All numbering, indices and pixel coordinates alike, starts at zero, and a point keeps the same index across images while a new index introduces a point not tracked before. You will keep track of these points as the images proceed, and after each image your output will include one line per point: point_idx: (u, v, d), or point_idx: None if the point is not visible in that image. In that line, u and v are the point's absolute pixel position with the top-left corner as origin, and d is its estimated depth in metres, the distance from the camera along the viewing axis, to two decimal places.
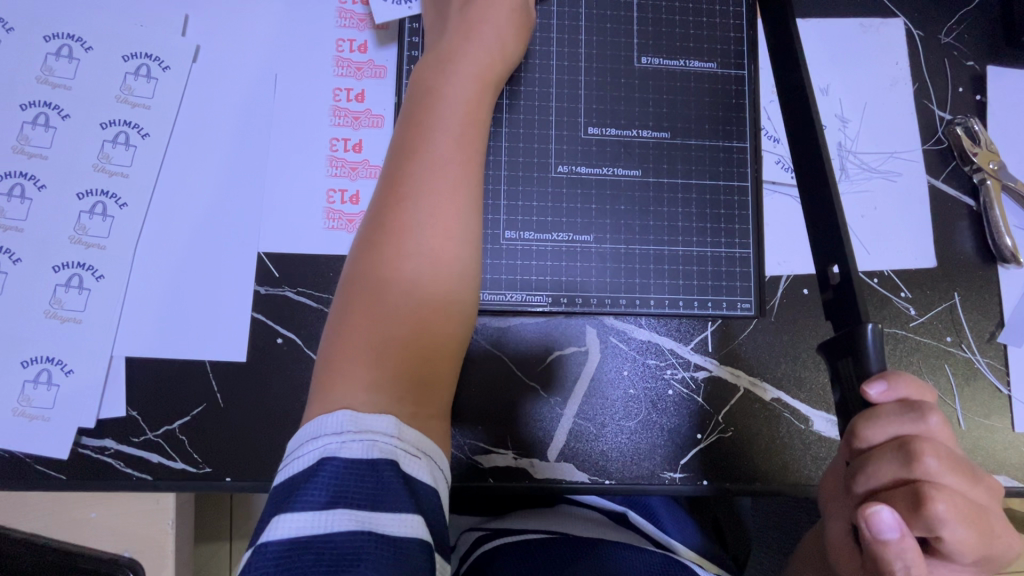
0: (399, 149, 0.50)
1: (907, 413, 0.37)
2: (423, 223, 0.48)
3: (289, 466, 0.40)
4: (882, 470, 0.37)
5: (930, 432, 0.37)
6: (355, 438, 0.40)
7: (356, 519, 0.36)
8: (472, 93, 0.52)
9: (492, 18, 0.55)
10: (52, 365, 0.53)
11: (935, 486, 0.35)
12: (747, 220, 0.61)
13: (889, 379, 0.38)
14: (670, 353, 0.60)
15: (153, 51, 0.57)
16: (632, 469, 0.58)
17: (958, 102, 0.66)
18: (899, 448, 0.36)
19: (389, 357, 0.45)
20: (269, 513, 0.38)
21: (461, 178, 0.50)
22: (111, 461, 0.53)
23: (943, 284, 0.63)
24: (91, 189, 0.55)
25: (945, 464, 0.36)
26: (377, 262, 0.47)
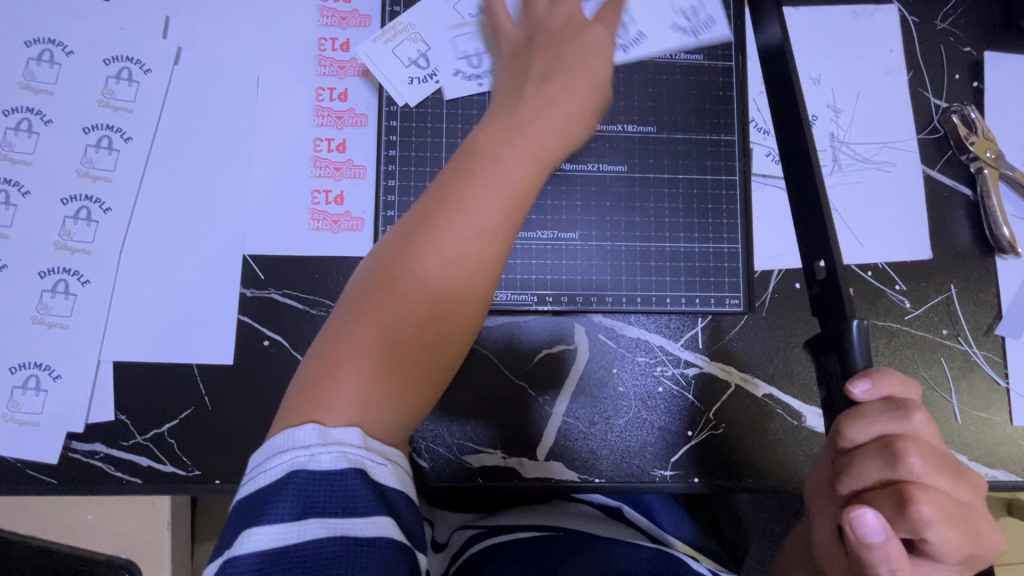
0: (444, 186, 0.42)
1: (891, 411, 0.36)
2: (452, 265, 0.41)
3: (255, 477, 0.37)
4: (866, 471, 0.36)
5: (915, 431, 0.36)
6: (324, 450, 0.36)
7: (329, 526, 0.35)
8: (535, 153, 0.43)
9: (573, 96, 0.46)
10: (40, 371, 0.54)
11: (919, 487, 0.35)
12: (736, 214, 0.60)
13: (873, 377, 0.37)
14: (660, 350, 0.59)
15: (134, 54, 0.57)
16: (622, 467, 0.58)
17: (955, 89, 0.64)
18: (884, 448, 0.36)
19: (384, 383, 0.40)
20: (238, 525, 0.36)
21: (504, 219, 0.42)
22: (101, 465, 0.54)
23: (938, 276, 0.62)
24: (75, 194, 0.55)
25: (929, 464, 0.35)
26: (396, 269, 0.41)
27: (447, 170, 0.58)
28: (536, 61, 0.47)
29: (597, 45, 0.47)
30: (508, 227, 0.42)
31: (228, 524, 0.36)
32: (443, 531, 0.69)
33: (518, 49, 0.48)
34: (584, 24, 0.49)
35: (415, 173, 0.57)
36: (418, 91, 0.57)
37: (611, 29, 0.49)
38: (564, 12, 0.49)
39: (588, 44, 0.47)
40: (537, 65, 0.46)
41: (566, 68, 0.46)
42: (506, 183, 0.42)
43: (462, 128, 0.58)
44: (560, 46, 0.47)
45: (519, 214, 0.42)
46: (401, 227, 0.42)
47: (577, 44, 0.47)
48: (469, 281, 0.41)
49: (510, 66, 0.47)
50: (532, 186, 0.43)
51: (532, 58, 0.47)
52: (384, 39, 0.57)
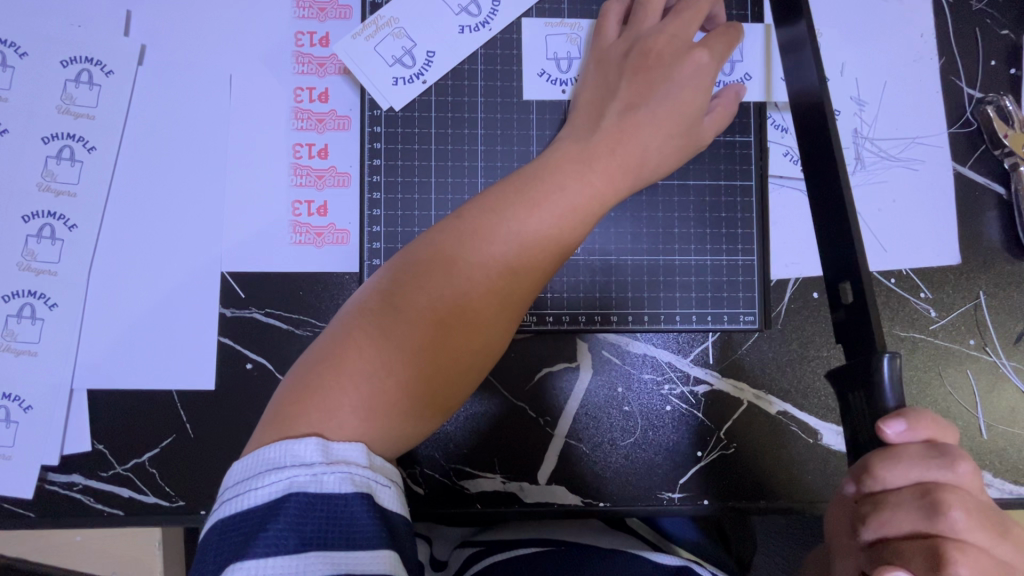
0: (497, 197, 0.43)
1: (934, 457, 0.33)
2: (485, 276, 0.40)
3: (244, 498, 0.34)
4: (901, 518, 0.33)
5: (959, 482, 0.33)
6: (328, 470, 0.34)
7: (330, 563, 0.32)
8: (596, 182, 0.44)
9: (654, 131, 0.47)
10: (10, 401, 0.51)
11: (960, 545, 0.32)
12: (751, 223, 0.55)
13: (909, 419, 0.34)
14: (668, 366, 0.56)
15: (94, 55, 0.52)
16: (627, 491, 0.55)
17: (990, 77, 0.59)
18: (924, 497, 0.33)
19: (393, 394, 0.38)
20: (220, 557, 0.33)
21: (553, 237, 0.42)
22: (79, 496, 0.51)
23: (967, 282, 0.58)
24: (37, 211, 0.51)
25: (974, 520, 0.32)
26: (433, 267, 0.41)
27: (437, 181, 0.53)
28: (626, 87, 0.48)
29: (693, 75, 0.48)
30: (550, 250, 0.42)
31: (206, 554, 0.33)
32: (442, 548, 0.67)
33: (608, 66, 0.50)
34: (688, 48, 0.49)
35: (402, 184, 0.53)
36: (404, 94, 0.52)
37: (717, 57, 0.49)
38: (670, 33, 0.50)
39: (684, 74, 0.48)
40: (625, 92, 0.48)
41: (657, 98, 0.47)
42: (562, 207, 0.42)
43: (452, 134, 0.53)
44: (653, 72, 0.48)
45: (569, 240, 0.43)
46: (449, 228, 0.42)
47: (669, 70, 0.48)
48: (502, 299, 0.41)
49: (599, 87, 0.50)
50: (590, 212, 0.43)
51: (621, 85, 0.48)
52: (365, 36, 0.52)
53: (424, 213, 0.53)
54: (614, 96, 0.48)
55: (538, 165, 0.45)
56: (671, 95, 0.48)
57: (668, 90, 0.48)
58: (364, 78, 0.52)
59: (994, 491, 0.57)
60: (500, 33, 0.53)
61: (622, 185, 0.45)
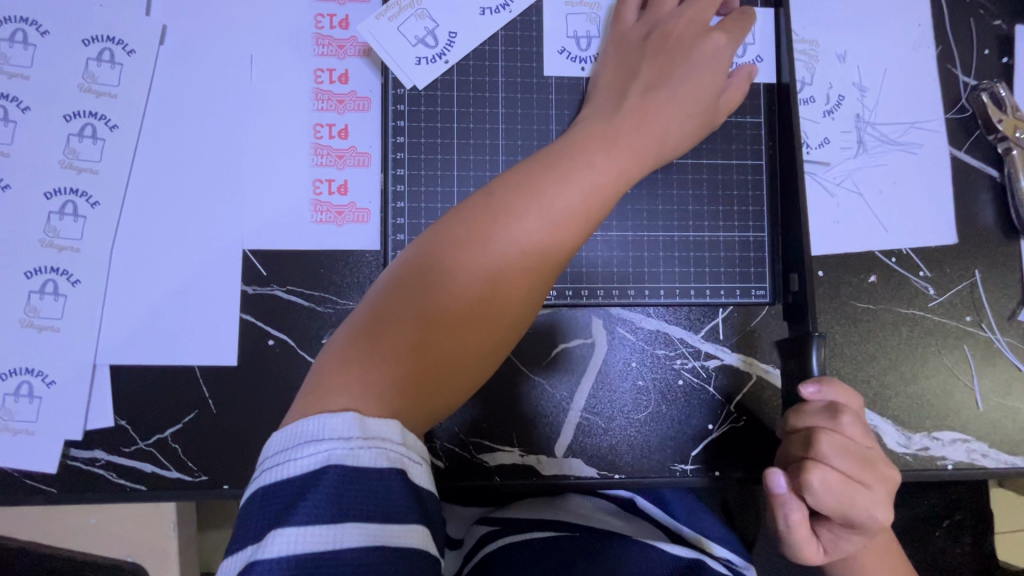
0: (526, 177, 0.44)
1: (826, 413, 0.45)
2: (516, 253, 0.41)
3: (283, 467, 0.34)
4: (799, 452, 0.44)
5: (838, 429, 0.44)
6: (364, 445, 0.34)
7: (366, 535, 0.33)
8: (621, 162, 0.45)
9: (675, 110, 0.49)
10: (33, 376, 0.51)
11: (822, 462, 0.44)
12: (761, 200, 0.57)
13: (822, 383, 0.46)
14: (680, 342, 0.57)
15: (116, 34, 0.53)
16: (641, 462, 0.56)
17: (984, 66, 0.62)
18: (806, 437, 0.45)
19: (424, 366, 0.39)
20: (262, 523, 0.33)
21: (579, 215, 0.43)
22: (102, 472, 0.51)
23: (963, 262, 0.61)
24: (60, 188, 0.52)
25: (842, 452, 0.43)
26: (462, 245, 0.42)
27: (458, 158, 0.54)
28: (647, 69, 0.50)
29: (712, 57, 0.51)
30: (579, 227, 0.43)
31: (247, 519, 0.34)
32: (457, 527, 0.68)
33: (628, 50, 0.52)
34: (707, 31, 0.51)
35: (425, 160, 0.54)
36: (426, 73, 0.54)
37: (733, 40, 0.52)
38: (688, 16, 0.52)
39: (701, 55, 0.50)
40: (646, 73, 0.50)
41: (677, 79, 0.49)
42: (590, 184, 0.44)
43: (473, 113, 0.54)
44: (674, 55, 0.50)
45: (595, 218, 0.44)
46: (479, 206, 0.43)
47: (688, 52, 0.50)
48: (533, 275, 0.42)
49: (620, 68, 0.51)
50: (614, 191, 0.44)
51: (642, 67, 0.50)
52: (388, 16, 0.53)
53: (446, 190, 0.54)
54: (636, 77, 0.50)
55: (561, 145, 0.46)
56: (689, 76, 0.50)
57: (686, 74, 0.50)
58: (384, 58, 0.53)
59: (990, 461, 0.59)
60: (519, 16, 0.55)
61: (643, 164, 0.47)
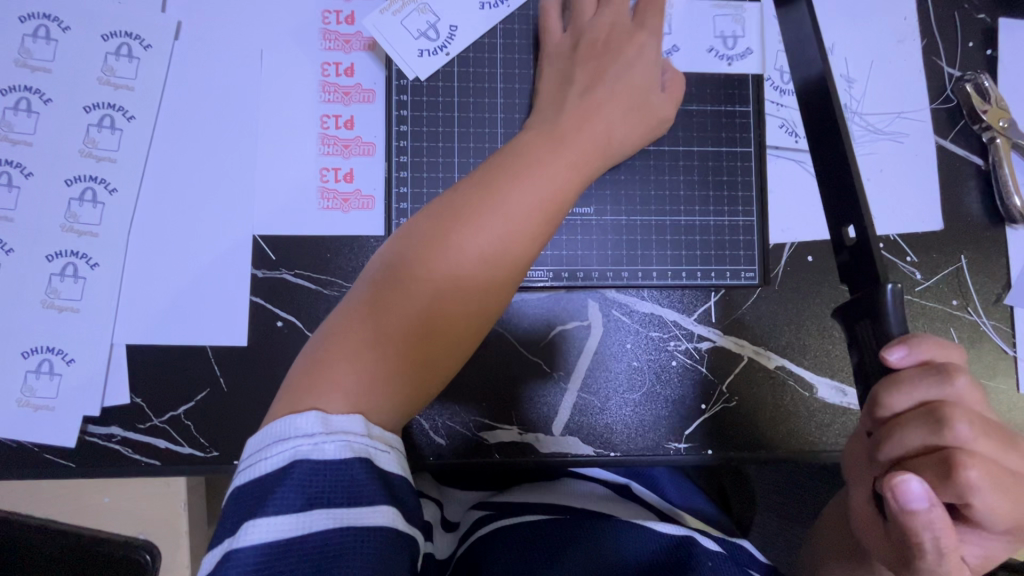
0: (479, 181, 0.47)
1: (933, 376, 0.36)
2: (470, 252, 0.44)
3: (255, 468, 0.37)
4: (909, 437, 0.36)
5: (958, 396, 0.36)
6: (327, 439, 0.37)
7: (335, 518, 0.35)
8: (570, 160, 0.49)
9: (613, 108, 0.52)
10: (53, 355, 0.53)
11: (968, 453, 0.34)
12: (751, 186, 0.59)
13: (909, 343, 0.36)
14: (674, 324, 0.59)
15: (133, 30, 0.55)
16: (637, 440, 0.58)
17: (968, 58, 0.64)
18: (931, 417, 0.35)
19: (394, 363, 0.42)
20: (239, 515, 0.36)
21: (534, 212, 0.46)
22: (118, 447, 0.53)
23: (949, 247, 0.62)
24: (79, 175, 0.54)
25: (977, 430, 0.35)
26: (419, 250, 0.44)
27: (459, 146, 0.56)
28: (580, 73, 0.53)
29: (637, 59, 0.54)
30: (534, 222, 0.46)
31: (226, 517, 0.36)
32: (454, 511, 0.70)
33: (559, 60, 0.55)
34: (630, 32, 0.55)
35: (427, 148, 0.56)
36: (429, 65, 0.56)
37: (655, 36, 0.55)
38: (608, 21, 0.55)
39: (629, 57, 0.54)
40: (581, 77, 0.53)
41: (610, 80, 0.53)
42: (540, 183, 0.47)
43: (474, 102, 0.57)
44: (603, 60, 0.54)
45: (550, 212, 0.47)
46: (432, 214, 0.46)
47: (615, 56, 0.54)
48: (490, 270, 0.45)
49: (554, 76, 0.54)
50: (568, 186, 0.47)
51: (575, 71, 0.53)
52: (392, 11, 0.56)
53: (447, 178, 0.56)
54: (570, 85, 0.53)
55: (510, 151, 0.49)
56: (620, 81, 0.53)
57: (616, 82, 0.53)
58: (388, 50, 0.55)
59: None
60: (517, 10, 0.57)
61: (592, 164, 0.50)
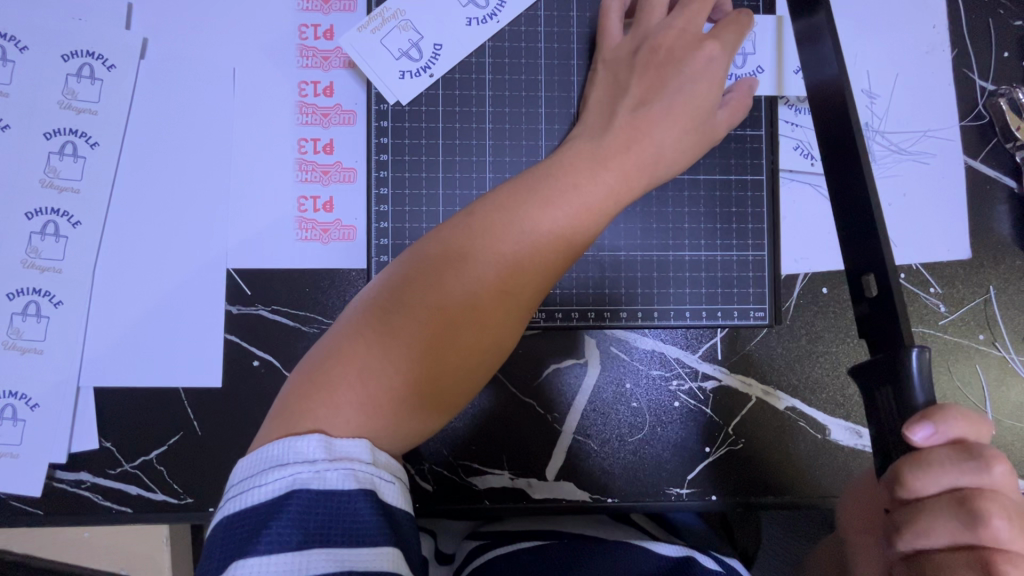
0: (510, 196, 0.42)
1: (967, 462, 0.31)
2: (498, 275, 0.40)
3: (247, 495, 0.34)
4: (939, 531, 0.32)
5: (994, 484, 0.32)
6: (330, 467, 0.34)
7: (334, 560, 0.32)
8: (612, 181, 0.44)
9: (671, 124, 0.46)
10: (16, 400, 0.50)
11: (1006, 555, 0.30)
12: (762, 217, 0.55)
13: (936, 420, 0.32)
14: (676, 362, 0.55)
15: (96, 49, 0.51)
16: (634, 487, 0.55)
17: (1003, 69, 0.58)
18: (969, 514, 0.31)
19: (399, 394, 0.38)
20: (225, 555, 0.32)
21: (564, 236, 0.41)
22: (88, 494, 0.51)
23: (977, 277, 0.58)
24: (41, 208, 0.51)
25: (1016, 527, 0.31)
26: (440, 265, 0.40)
27: (444, 176, 0.52)
28: (637, 85, 0.48)
29: (705, 70, 0.48)
30: (562, 248, 0.41)
31: (210, 551, 0.33)
32: (448, 541, 0.65)
33: (617, 67, 0.50)
34: (699, 40, 0.49)
35: (410, 178, 0.52)
36: (411, 87, 0.52)
37: (728, 49, 0.49)
38: (678, 27, 0.49)
39: (695, 67, 0.48)
40: (636, 89, 0.48)
41: (670, 94, 0.47)
42: (574, 205, 0.42)
43: (460, 129, 0.52)
44: (667, 69, 0.48)
45: (582, 238, 0.42)
46: (462, 226, 0.42)
47: (680, 65, 0.48)
48: (515, 299, 0.40)
49: (609, 85, 0.50)
50: (605, 211, 0.43)
51: (632, 83, 0.48)
52: (371, 28, 0.51)
53: (432, 209, 0.52)
54: (625, 92, 0.48)
55: (549, 165, 0.45)
56: (686, 90, 0.47)
57: (678, 87, 0.47)
58: (367, 73, 0.51)
59: None
60: (507, 25, 0.53)
61: (638, 185, 0.45)
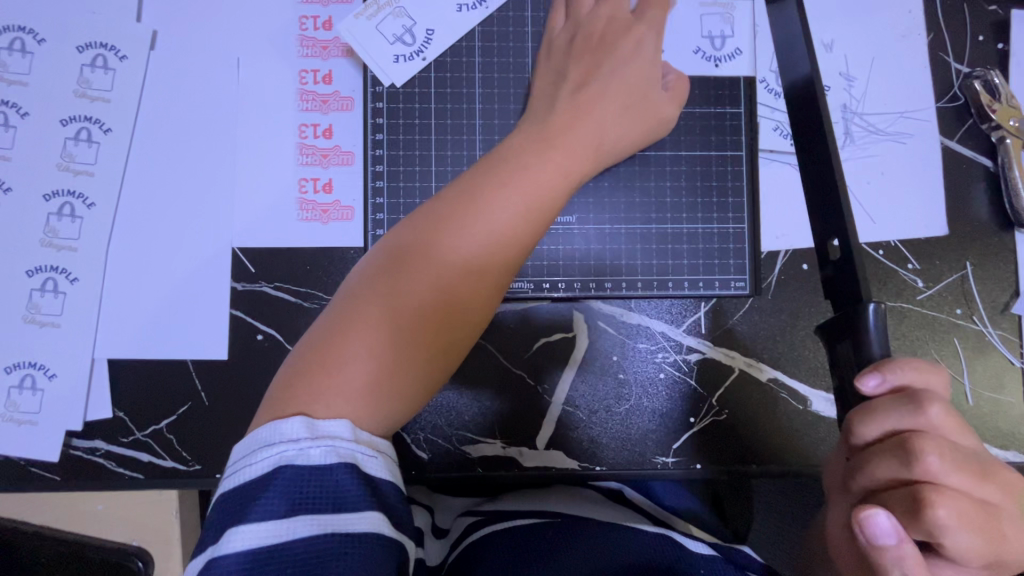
0: (468, 183, 0.45)
1: (907, 406, 0.34)
2: (464, 255, 0.42)
3: (240, 474, 0.36)
4: (881, 469, 0.34)
5: (932, 425, 0.34)
6: (313, 444, 0.36)
7: (321, 524, 0.34)
8: (565, 160, 0.46)
9: (608, 104, 0.50)
10: (35, 370, 0.54)
11: (937, 487, 0.33)
12: (742, 193, 0.57)
13: (883, 370, 0.35)
14: (661, 336, 0.58)
15: (108, 40, 0.55)
16: (622, 455, 0.57)
17: (978, 52, 0.60)
18: (900, 449, 0.34)
19: (383, 373, 0.40)
20: (221, 525, 0.35)
21: (527, 213, 0.44)
22: (102, 461, 0.54)
23: (954, 253, 0.60)
24: (58, 190, 0.54)
25: (946, 464, 0.33)
26: (408, 253, 0.42)
27: (437, 155, 0.55)
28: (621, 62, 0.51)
29: None
30: (527, 225, 0.44)
31: (209, 523, 0.35)
32: (445, 517, 0.67)
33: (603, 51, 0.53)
34: None
35: (404, 157, 0.55)
36: (405, 70, 0.55)
37: None
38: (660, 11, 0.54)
39: (672, 48, 0.52)
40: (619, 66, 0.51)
41: (644, 73, 0.52)
42: (532, 184, 0.44)
43: (451, 109, 0.55)
44: (622, 50, 0.51)
45: (545, 213, 0.45)
46: (424, 217, 0.44)
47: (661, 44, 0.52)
48: (485, 275, 0.43)
49: None
50: (563, 186, 0.45)
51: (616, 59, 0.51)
52: (367, 15, 0.54)
53: (425, 186, 0.55)
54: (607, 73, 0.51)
55: (504, 150, 0.47)
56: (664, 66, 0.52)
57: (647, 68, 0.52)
58: (363, 59, 0.54)
59: None
60: (496, 12, 0.55)
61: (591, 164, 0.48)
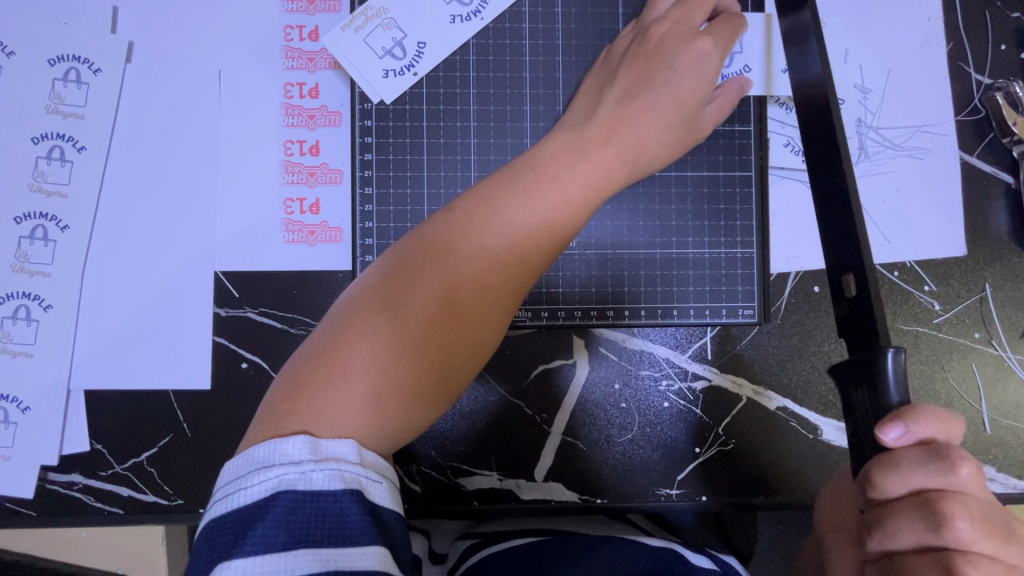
0: (489, 191, 0.42)
1: (932, 462, 0.31)
2: (480, 268, 0.39)
3: (234, 497, 0.33)
4: (904, 532, 0.31)
5: (961, 485, 0.31)
6: (316, 468, 0.33)
7: (321, 560, 0.31)
8: (592, 172, 0.43)
9: (655, 117, 0.47)
10: (8, 403, 0.51)
11: (969, 558, 0.30)
12: (751, 214, 0.54)
13: (906, 421, 0.31)
14: (666, 362, 0.55)
15: (82, 53, 0.52)
16: (623, 488, 0.54)
17: (999, 62, 0.57)
18: (925, 510, 0.31)
19: (386, 390, 0.37)
20: (209, 558, 0.31)
21: (547, 228, 0.41)
22: (79, 495, 0.51)
23: (973, 274, 0.57)
24: (29, 212, 0.51)
25: (976, 527, 0.30)
26: (423, 261, 0.40)
27: (429, 175, 0.52)
28: (628, 75, 0.48)
29: (697, 63, 0.48)
30: (546, 240, 0.41)
31: (197, 553, 0.32)
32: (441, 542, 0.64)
33: (609, 66, 0.50)
34: (693, 35, 0.48)
35: (394, 178, 0.52)
36: (396, 87, 0.52)
37: (720, 45, 0.48)
38: (676, 18, 0.49)
39: (685, 62, 0.48)
40: (623, 81, 0.48)
41: (657, 88, 0.47)
42: (556, 197, 0.41)
43: (444, 127, 0.52)
44: (656, 61, 0.48)
45: (566, 228, 0.42)
46: (441, 223, 0.41)
47: (671, 57, 0.48)
48: (501, 291, 0.40)
49: (601, 75, 0.50)
50: (587, 201, 0.43)
51: (622, 72, 0.49)
52: (354, 28, 0.51)
53: (416, 209, 0.52)
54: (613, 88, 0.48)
55: (529, 157, 0.44)
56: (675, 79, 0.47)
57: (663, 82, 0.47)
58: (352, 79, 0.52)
59: (997, 485, 0.56)
60: (491, 23, 0.52)
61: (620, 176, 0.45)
